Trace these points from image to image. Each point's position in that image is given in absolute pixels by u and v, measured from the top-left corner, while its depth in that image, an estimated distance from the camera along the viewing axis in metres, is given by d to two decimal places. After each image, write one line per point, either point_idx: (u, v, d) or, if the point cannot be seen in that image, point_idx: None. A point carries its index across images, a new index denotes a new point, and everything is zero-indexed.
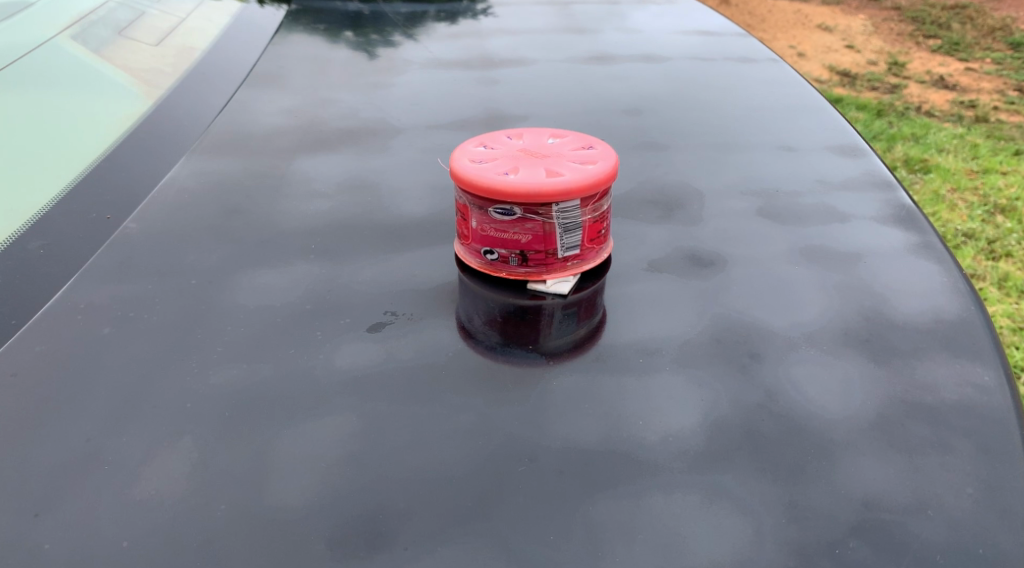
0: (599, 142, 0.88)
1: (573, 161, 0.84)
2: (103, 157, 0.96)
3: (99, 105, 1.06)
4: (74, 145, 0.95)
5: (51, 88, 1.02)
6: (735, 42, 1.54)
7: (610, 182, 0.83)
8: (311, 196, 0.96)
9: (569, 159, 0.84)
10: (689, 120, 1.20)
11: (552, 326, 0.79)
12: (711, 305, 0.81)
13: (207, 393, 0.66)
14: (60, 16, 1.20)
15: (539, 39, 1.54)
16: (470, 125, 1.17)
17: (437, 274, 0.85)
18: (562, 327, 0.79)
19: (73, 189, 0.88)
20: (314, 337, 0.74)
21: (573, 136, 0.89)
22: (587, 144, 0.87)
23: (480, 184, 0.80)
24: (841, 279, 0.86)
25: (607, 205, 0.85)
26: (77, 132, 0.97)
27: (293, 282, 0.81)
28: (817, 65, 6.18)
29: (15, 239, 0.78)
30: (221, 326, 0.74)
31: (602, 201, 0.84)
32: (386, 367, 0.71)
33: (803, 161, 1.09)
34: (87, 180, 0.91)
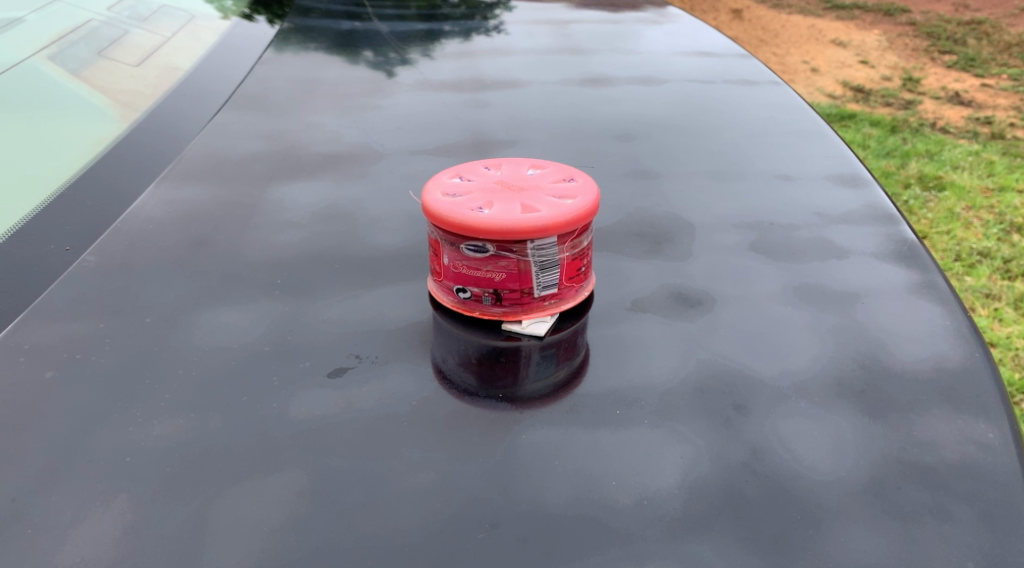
0: (581, 175, 0.84)
1: (551, 195, 0.79)
2: (70, 182, 0.92)
3: (71, 127, 1.02)
4: (40, 170, 0.92)
5: (21, 110, 0.99)
6: (736, 63, 1.50)
7: (590, 217, 0.79)
8: (283, 227, 0.92)
9: (547, 193, 0.80)
10: (683, 147, 1.15)
11: (530, 367, 0.75)
12: (696, 350, 0.76)
13: (149, 447, 0.62)
14: (39, 35, 1.18)
15: (534, 59, 1.50)
16: (455, 150, 1.13)
17: (408, 312, 0.80)
18: (540, 370, 0.74)
19: (34, 217, 0.85)
20: (270, 383, 0.69)
21: (554, 167, 0.85)
22: (568, 177, 0.83)
23: (452, 220, 0.76)
24: (837, 322, 0.80)
25: (587, 242, 0.81)
26: (45, 156, 0.94)
27: (253, 320, 0.76)
28: (830, 80, 6.12)
29: None
30: (172, 369, 0.70)
31: (582, 237, 0.79)
32: (344, 418, 0.67)
33: (802, 191, 1.04)
34: (50, 207, 0.87)
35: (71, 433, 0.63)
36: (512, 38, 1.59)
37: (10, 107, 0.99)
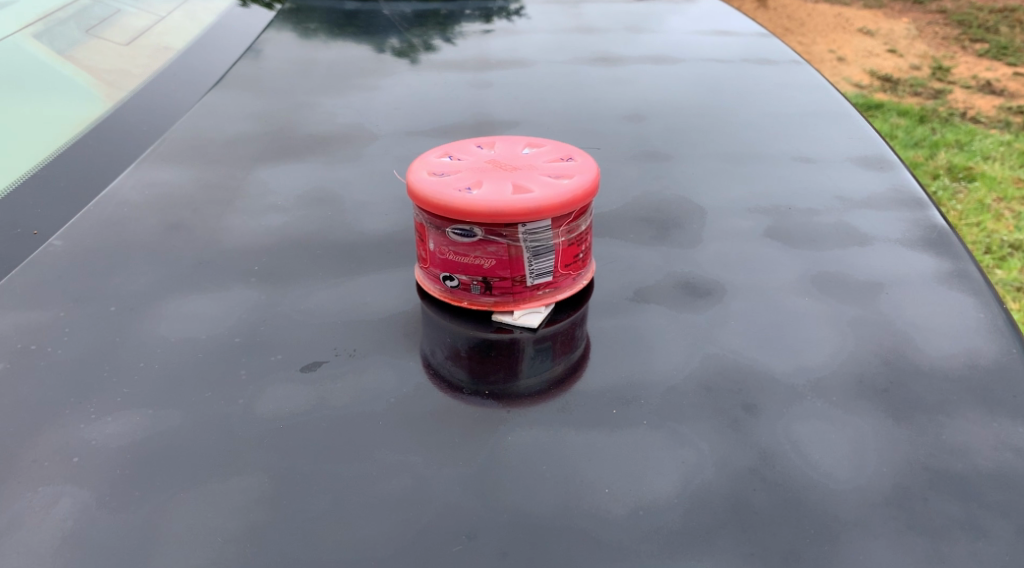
0: (580, 154, 0.77)
1: (546, 175, 0.73)
2: (46, 162, 0.88)
3: (50, 105, 0.98)
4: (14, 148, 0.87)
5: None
6: (757, 43, 1.42)
7: (588, 199, 0.72)
8: (266, 211, 0.87)
9: (542, 173, 0.74)
10: (696, 129, 1.08)
11: (525, 361, 0.69)
12: (703, 344, 0.69)
13: (101, 447, 0.58)
14: (25, 12, 1.13)
15: (543, 40, 1.43)
16: (454, 132, 1.06)
17: (392, 302, 0.74)
18: (534, 364, 0.69)
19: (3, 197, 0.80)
20: (237, 377, 0.64)
21: (552, 146, 0.79)
22: (566, 157, 0.77)
23: (436, 202, 0.70)
24: (859, 315, 0.73)
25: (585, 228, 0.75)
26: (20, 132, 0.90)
27: (225, 309, 0.71)
28: (856, 69, 5.97)
29: None
30: (133, 362, 0.65)
31: (580, 220, 0.73)
32: (314, 415, 0.61)
33: (823, 174, 0.97)
34: (21, 186, 0.83)
35: (18, 430, 0.58)
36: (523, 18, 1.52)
37: None
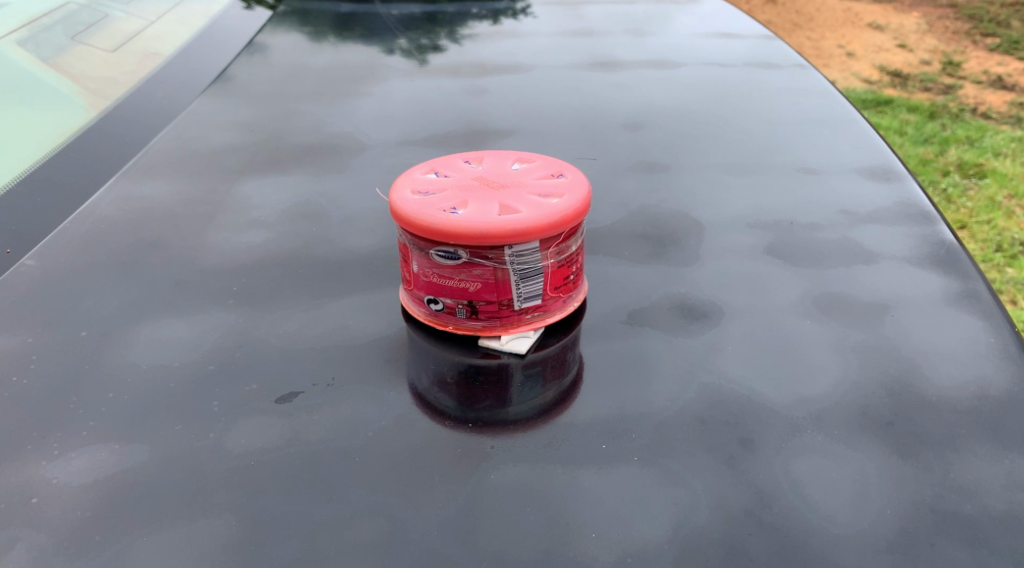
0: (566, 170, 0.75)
1: (535, 193, 0.70)
2: (25, 175, 0.85)
3: (31, 116, 0.95)
4: None
5: None
6: (761, 46, 1.38)
7: (578, 219, 0.69)
8: (248, 226, 0.84)
9: (531, 191, 0.71)
10: (697, 138, 1.05)
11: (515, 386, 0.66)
12: (699, 372, 0.66)
13: (63, 486, 0.55)
14: (10, 17, 1.11)
15: (541, 43, 1.40)
16: (446, 142, 1.03)
17: (374, 326, 0.71)
18: (522, 392, 0.66)
19: None
20: (210, 409, 0.61)
21: (542, 161, 0.76)
22: (552, 173, 0.74)
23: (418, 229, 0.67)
24: (862, 340, 0.70)
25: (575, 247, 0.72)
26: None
27: (200, 335, 0.69)
28: (865, 65, 5.91)
29: None
30: (101, 391, 0.62)
31: (570, 241, 0.70)
32: (289, 450, 0.58)
33: (827, 187, 0.93)
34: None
35: None
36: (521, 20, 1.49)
37: None
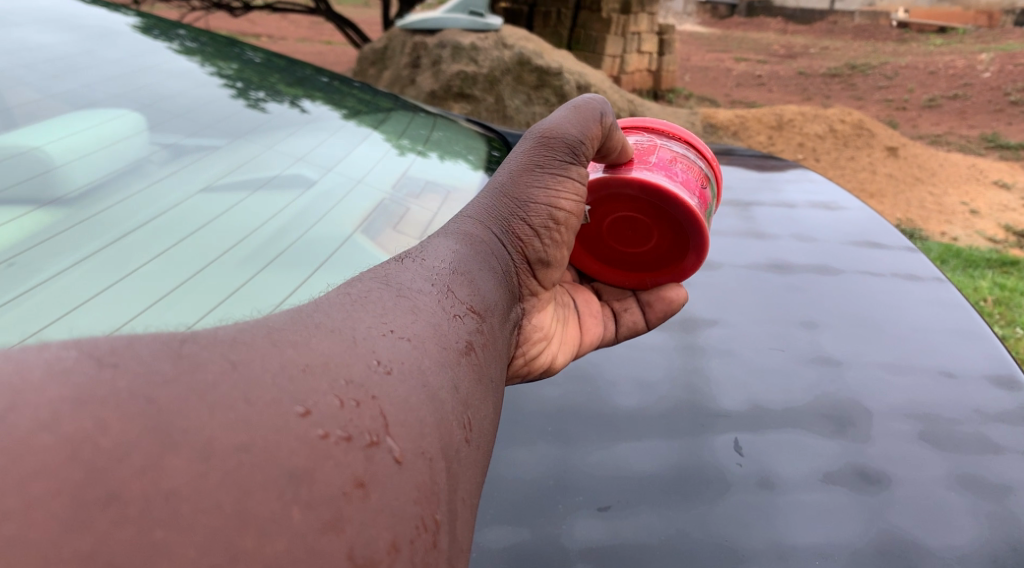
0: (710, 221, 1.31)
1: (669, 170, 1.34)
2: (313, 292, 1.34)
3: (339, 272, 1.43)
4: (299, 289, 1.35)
5: (338, 271, 1.43)
6: (907, 258, 1.73)
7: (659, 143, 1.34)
8: (547, 383, 1.26)
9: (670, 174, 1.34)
10: (859, 336, 1.39)
11: (605, 129, 1.20)
12: (877, 521, 1.02)
13: (488, 549, 0.99)
14: (355, 216, 1.64)
15: (722, 243, 1.76)
16: (667, 324, 1.42)
17: (647, 463, 1.11)
18: (726, 553, 0.99)
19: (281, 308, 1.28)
20: (557, 509, 1.04)
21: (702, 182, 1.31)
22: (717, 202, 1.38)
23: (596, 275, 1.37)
24: (992, 509, 1.05)
25: (690, 159, 1.31)
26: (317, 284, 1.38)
27: (540, 459, 1.11)
28: (991, 223, 6.07)
29: (226, 332, 1.18)
30: (491, 492, 1.07)
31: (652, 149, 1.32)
32: (613, 548, 0.99)
33: (964, 390, 1.26)
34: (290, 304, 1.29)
35: None
36: None
37: (334, 268, 1.44)
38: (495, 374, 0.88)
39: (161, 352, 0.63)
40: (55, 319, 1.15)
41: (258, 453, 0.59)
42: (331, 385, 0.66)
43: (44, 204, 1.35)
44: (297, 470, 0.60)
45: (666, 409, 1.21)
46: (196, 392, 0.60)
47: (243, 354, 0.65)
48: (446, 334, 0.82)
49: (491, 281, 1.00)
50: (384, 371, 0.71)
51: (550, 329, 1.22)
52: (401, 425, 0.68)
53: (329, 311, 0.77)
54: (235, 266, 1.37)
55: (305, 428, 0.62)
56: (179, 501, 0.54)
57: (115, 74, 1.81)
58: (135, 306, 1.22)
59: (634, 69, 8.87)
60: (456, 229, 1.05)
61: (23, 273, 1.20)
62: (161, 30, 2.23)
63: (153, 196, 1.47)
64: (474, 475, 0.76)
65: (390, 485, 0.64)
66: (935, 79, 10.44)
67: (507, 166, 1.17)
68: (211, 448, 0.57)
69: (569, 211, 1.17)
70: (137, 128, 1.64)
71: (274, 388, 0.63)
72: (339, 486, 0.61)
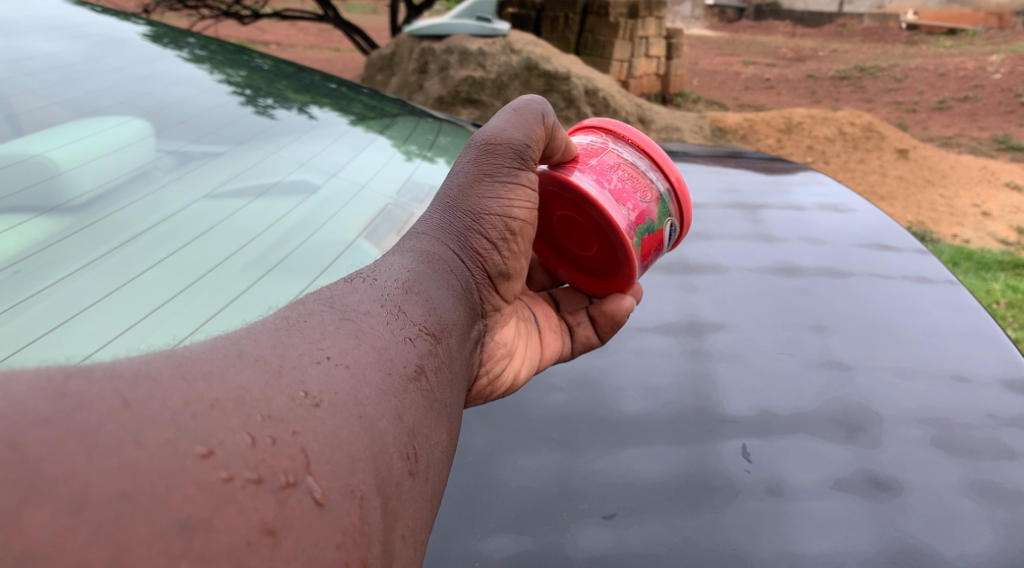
0: (660, 233, 1.27)
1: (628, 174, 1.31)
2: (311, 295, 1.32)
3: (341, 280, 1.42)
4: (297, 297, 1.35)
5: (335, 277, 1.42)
6: (918, 260, 1.70)
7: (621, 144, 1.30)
8: (551, 390, 1.25)
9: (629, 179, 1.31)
10: (869, 340, 1.36)
11: (548, 130, 1.20)
12: (889, 529, 1.00)
13: (490, 558, 0.98)
14: (358, 221, 1.63)
15: (730, 246, 1.74)
16: (674, 328, 1.40)
17: (654, 470, 1.09)
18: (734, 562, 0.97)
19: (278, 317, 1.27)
20: (562, 517, 1.03)
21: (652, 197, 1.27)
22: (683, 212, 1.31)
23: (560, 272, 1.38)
24: (1007, 516, 1.03)
25: (640, 169, 1.26)
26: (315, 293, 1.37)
27: (543, 467, 1.10)
28: (1004, 225, 6.01)
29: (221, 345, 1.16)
30: (494, 499, 1.05)
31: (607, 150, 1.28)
32: (617, 557, 0.97)
33: (978, 395, 1.24)
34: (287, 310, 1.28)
35: (441, 537, 1.00)
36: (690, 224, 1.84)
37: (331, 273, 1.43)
38: (447, 398, 0.89)
39: (39, 391, 0.60)
40: (53, 331, 1.14)
41: (142, 502, 0.57)
42: (242, 422, 0.65)
43: (46, 211, 1.34)
44: (190, 520, 0.58)
45: (673, 414, 1.19)
46: (74, 434, 0.58)
47: (140, 390, 0.64)
48: (392, 359, 0.82)
49: (445, 299, 1.01)
50: (311, 404, 0.71)
51: (511, 346, 1.20)
52: (325, 462, 0.67)
53: (259, 336, 0.77)
54: (235, 275, 1.36)
55: (206, 471, 0.61)
56: (35, 561, 0.51)
57: (120, 83, 1.80)
58: (134, 317, 1.21)
59: (642, 73, 8.86)
60: (408, 248, 1.06)
61: (30, 282, 1.19)
62: (170, 38, 2.23)
63: (156, 204, 1.46)
64: (418, 509, 0.75)
65: (306, 529, 0.63)
66: (946, 81, 10.37)
67: (456, 174, 1.18)
68: (84, 498, 0.55)
69: (523, 219, 1.18)
70: (143, 135, 1.64)
71: (172, 428, 0.62)
72: (243, 536, 0.60)
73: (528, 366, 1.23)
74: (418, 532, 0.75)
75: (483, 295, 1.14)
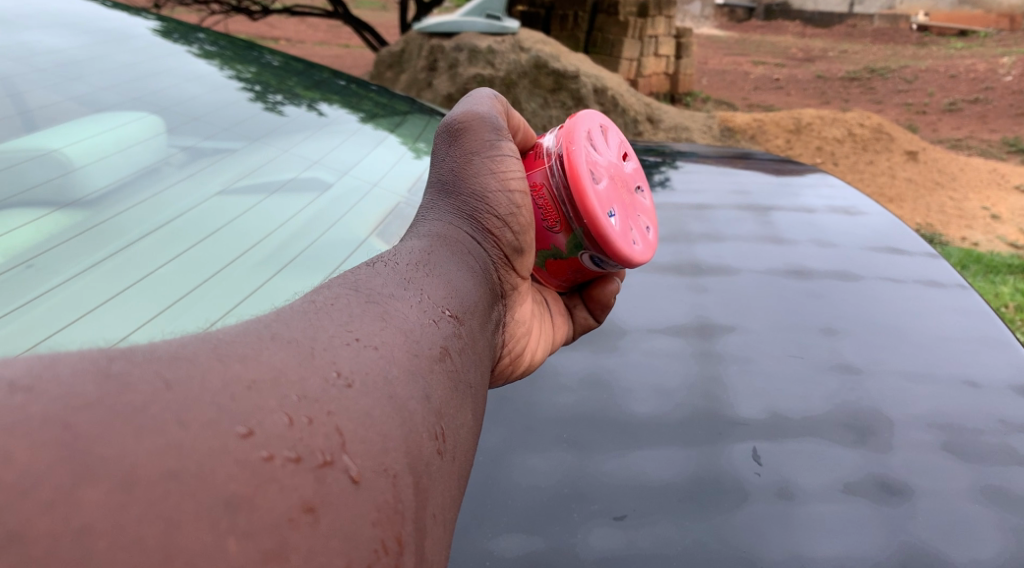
0: (576, 261, 1.25)
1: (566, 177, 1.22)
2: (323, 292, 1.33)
3: None
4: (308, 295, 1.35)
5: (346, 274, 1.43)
6: (929, 264, 1.70)
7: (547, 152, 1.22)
8: (563, 389, 1.26)
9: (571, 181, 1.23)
10: (880, 344, 1.37)
11: (500, 106, 1.24)
12: (900, 533, 1.01)
13: (503, 557, 0.99)
14: (372, 218, 1.65)
15: (740, 248, 1.74)
16: (685, 330, 1.41)
17: (664, 472, 1.10)
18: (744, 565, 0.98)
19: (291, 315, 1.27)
20: (572, 518, 1.04)
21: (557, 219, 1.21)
22: (606, 251, 1.19)
23: None
24: (1017, 522, 1.04)
25: (556, 195, 1.20)
26: None
27: (554, 467, 1.11)
28: (1013, 228, 5.99)
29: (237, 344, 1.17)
30: (506, 498, 1.06)
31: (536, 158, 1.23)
32: (627, 558, 0.99)
33: (988, 400, 1.24)
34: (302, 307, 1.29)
35: (461, 529, 1.02)
36: (700, 225, 1.85)
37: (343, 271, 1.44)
38: (472, 379, 0.91)
39: (85, 373, 0.61)
40: (68, 326, 1.15)
41: (187, 480, 0.58)
42: (280, 403, 0.66)
43: (61, 207, 1.36)
44: (234, 497, 0.59)
45: (683, 417, 1.19)
46: (121, 415, 0.59)
47: (180, 371, 0.65)
48: (419, 342, 0.84)
49: (460, 276, 1.03)
50: (344, 384, 0.72)
51: (529, 325, 1.22)
52: (359, 442, 0.69)
53: (289, 319, 0.78)
54: (251, 271, 1.37)
55: (246, 451, 0.62)
56: (92, 537, 0.52)
57: (128, 79, 1.81)
58: (153, 309, 1.23)
59: (650, 72, 8.84)
60: (416, 236, 1.08)
61: (42, 278, 1.21)
62: (182, 34, 2.25)
63: (170, 199, 1.48)
64: (446, 489, 0.77)
65: (343, 507, 0.64)
66: (957, 83, 10.33)
67: (442, 161, 1.19)
68: (135, 477, 0.56)
69: (521, 189, 1.18)
70: (156, 130, 1.65)
71: (213, 408, 0.63)
72: (284, 512, 0.61)
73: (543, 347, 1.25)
74: (446, 512, 0.77)
75: (501, 274, 1.15)
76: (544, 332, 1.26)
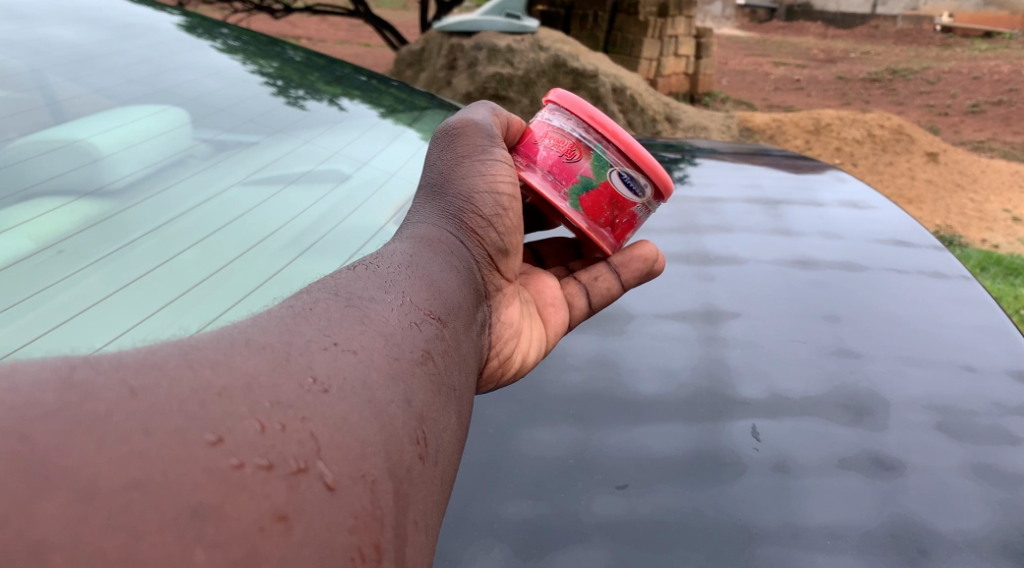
0: (607, 185, 1.39)
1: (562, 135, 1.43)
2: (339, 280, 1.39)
3: None
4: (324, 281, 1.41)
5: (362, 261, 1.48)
6: (932, 255, 1.73)
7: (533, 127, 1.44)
8: (570, 368, 1.31)
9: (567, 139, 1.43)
10: (880, 331, 1.40)
11: (497, 120, 1.39)
12: (890, 505, 1.05)
13: (507, 521, 1.03)
14: (389, 206, 1.70)
15: (749, 239, 1.77)
16: (691, 315, 1.45)
17: (666, 446, 1.14)
18: (737, 532, 1.01)
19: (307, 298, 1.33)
20: (576, 486, 1.08)
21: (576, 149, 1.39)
22: (629, 154, 1.40)
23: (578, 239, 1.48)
24: (1005, 496, 1.07)
25: (571, 133, 1.40)
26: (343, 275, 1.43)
27: (561, 439, 1.15)
28: None
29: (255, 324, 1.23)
30: (512, 466, 1.11)
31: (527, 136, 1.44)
32: (626, 523, 1.03)
33: (985, 385, 1.27)
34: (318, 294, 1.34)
35: (469, 493, 1.07)
36: (710, 217, 1.88)
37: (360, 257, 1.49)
38: (455, 382, 0.95)
39: (46, 386, 0.65)
40: (92, 305, 1.21)
41: (152, 490, 0.62)
42: (251, 410, 0.71)
43: (89, 194, 1.42)
44: (201, 506, 0.63)
45: (687, 395, 1.23)
46: (82, 426, 0.63)
47: (145, 380, 0.69)
48: (400, 345, 0.89)
49: (448, 274, 1.10)
50: (319, 389, 0.76)
51: (519, 326, 1.29)
52: (334, 447, 0.73)
53: (268, 326, 0.83)
54: (270, 256, 1.43)
55: (216, 458, 0.66)
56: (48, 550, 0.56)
57: (152, 73, 1.87)
58: (176, 290, 1.29)
59: (669, 73, 8.84)
60: (409, 230, 1.17)
61: (72, 260, 1.27)
62: (206, 29, 2.31)
63: (198, 185, 1.55)
64: (428, 494, 0.81)
65: (316, 514, 0.68)
66: (980, 85, 10.24)
67: (437, 161, 1.30)
68: (94, 489, 0.60)
69: (509, 193, 1.28)
70: (180, 121, 1.71)
71: (180, 417, 0.67)
72: (256, 521, 0.65)
73: (535, 349, 1.30)
74: (427, 518, 0.81)
75: (486, 275, 1.22)
76: (533, 329, 1.32)
